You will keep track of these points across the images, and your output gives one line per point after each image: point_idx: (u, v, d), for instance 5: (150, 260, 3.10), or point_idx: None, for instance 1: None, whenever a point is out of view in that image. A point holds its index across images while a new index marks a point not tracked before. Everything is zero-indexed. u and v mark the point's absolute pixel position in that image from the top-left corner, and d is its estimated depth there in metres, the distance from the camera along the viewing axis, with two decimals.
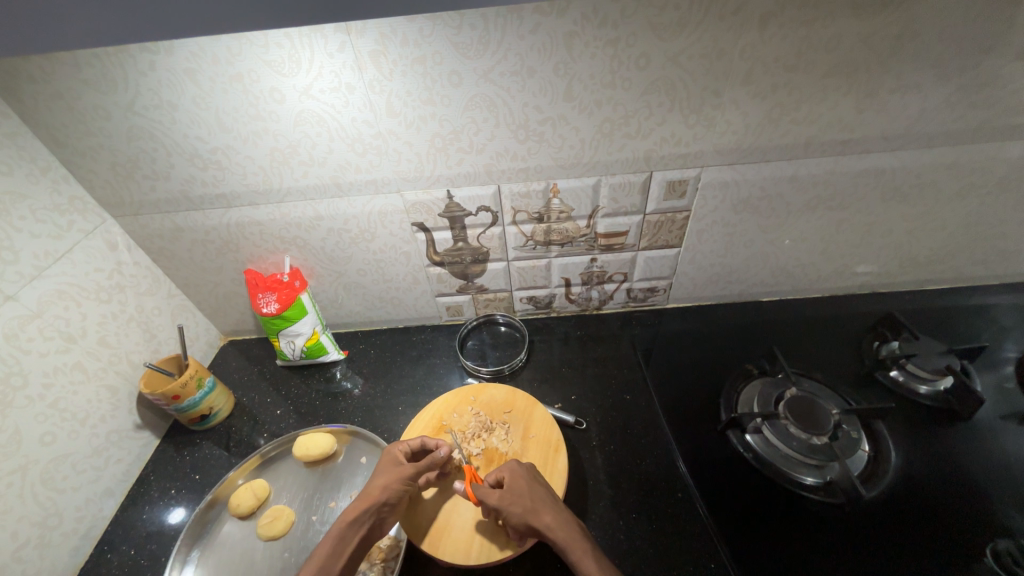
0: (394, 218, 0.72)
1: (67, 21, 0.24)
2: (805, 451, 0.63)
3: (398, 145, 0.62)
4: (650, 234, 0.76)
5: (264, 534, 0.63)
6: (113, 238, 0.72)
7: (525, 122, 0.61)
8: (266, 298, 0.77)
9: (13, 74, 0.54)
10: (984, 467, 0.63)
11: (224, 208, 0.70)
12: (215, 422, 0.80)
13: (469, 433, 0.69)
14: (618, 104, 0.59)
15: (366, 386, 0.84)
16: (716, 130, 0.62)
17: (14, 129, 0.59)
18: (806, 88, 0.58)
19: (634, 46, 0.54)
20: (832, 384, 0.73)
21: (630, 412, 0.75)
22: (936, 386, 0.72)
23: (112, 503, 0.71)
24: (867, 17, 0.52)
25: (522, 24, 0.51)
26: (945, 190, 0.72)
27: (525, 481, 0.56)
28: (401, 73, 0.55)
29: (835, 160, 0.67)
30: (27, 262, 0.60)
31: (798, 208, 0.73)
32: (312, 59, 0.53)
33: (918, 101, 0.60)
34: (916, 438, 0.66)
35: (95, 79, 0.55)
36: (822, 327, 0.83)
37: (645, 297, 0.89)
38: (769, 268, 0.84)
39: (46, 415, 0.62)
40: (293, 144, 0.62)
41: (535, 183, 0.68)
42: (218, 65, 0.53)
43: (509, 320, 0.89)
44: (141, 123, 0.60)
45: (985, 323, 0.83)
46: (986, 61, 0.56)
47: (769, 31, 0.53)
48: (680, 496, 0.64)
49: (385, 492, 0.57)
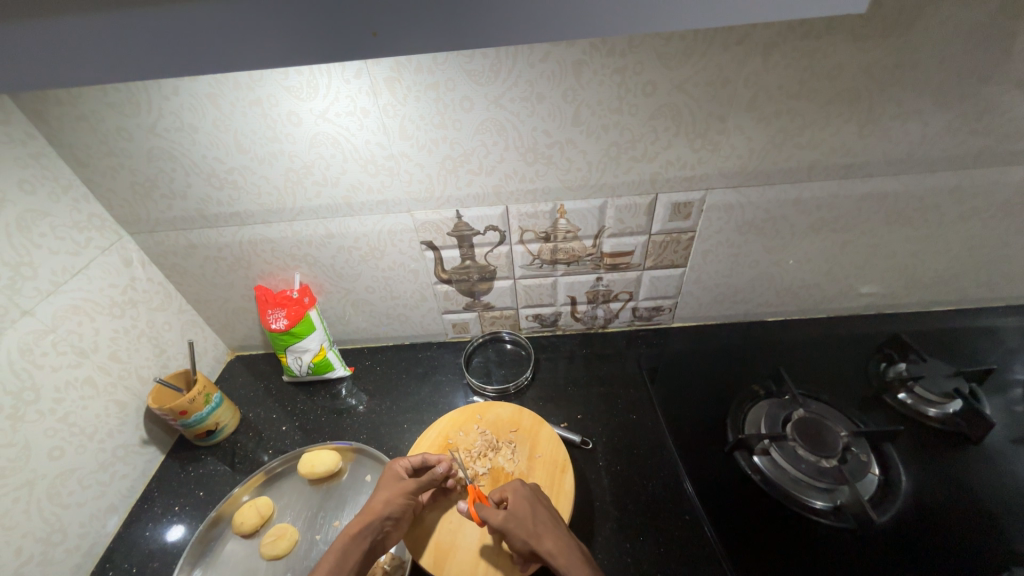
0: (403, 237, 0.73)
1: (102, 48, 0.25)
2: (814, 473, 0.62)
3: (409, 166, 0.64)
4: (656, 254, 0.77)
5: (268, 553, 0.63)
6: (128, 254, 0.73)
7: (534, 145, 0.62)
8: (275, 313, 0.78)
9: (42, 97, 0.57)
10: (997, 491, 0.62)
11: (237, 226, 0.71)
12: (220, 438, 0.80)
13: (475, 452, 0.69)
14: (624, 129, 0.61)
15: (371, 403, 0.84)
16: (721, 154, 0.64)
17: (40, 148, 0.61)
18: (809, 114, 0.60)
19: (641, 74, 0.55)
20: (840, 406, 0.72)
21: (637, 432, 0.75)
22: (945, 409, 0.72)
23: (115, 520, 0.71)
24: (867, 48, 0.54)
25: (532, 52, 0.53)
26: (948, 214, 0.72)
27: (527, 502, 0.56)
28: (414, 98, 0.56)
29: (838, 184, 0.68)
30: (45, 278, 0.61)
31: (802, 229, 0.74)
32: (329, 85, 0.55)
33: (919, 127, 0.62)
34: (925, 462, 0.65)
35: (121, 103, 0.57)
36: (828, 348, 0.83)
37: (651, 316, 0.89)
38: (774, 288, 0.84)
39: (56, 430, 0.62)
40: (307, 164, 0.63)
41: (542, 204, 0.69)
42: (238, 90, 0.55)
43: (515, 338, 0.90)
44: (162, 144, 0.61)
45: (993, 345, 0.82)
46: (985, 89, 0.58)
47: (773, 60, 0.54)
48: (688, 518, 0.63)
49: (388, 506, 0.57)
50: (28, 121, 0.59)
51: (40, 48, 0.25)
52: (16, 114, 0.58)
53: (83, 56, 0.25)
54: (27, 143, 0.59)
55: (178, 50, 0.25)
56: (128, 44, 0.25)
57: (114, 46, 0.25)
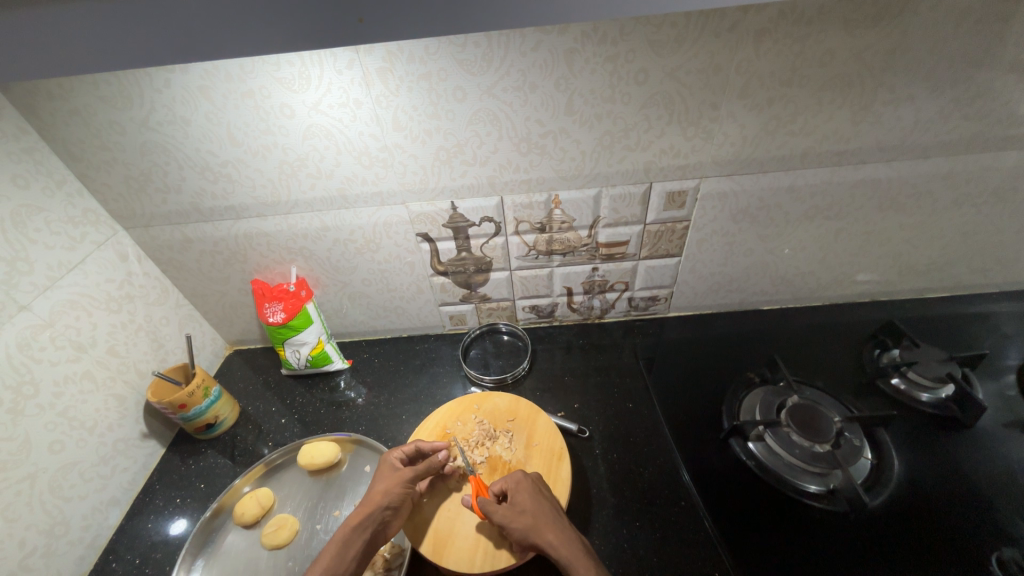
0: (399, 229, 0.73)
1: (86, 34, 0.25)
2: (808, 458, 0.63)
3: (403, 157, 0.64)
4: (651, 243, 0.77)
5: (269, 542, 0.64)
6: (124, 249, 0.73)
7: (528, 135, 0.62)
8: (273, 307, 0.78)
9: (34, 92, 0.57)
10: (987, 473, 0.63)
11: (232, 220, 0.71)
12: (220, 430, 0.80)
13: (473, 441, 0.69)
14: (617, 118, 0.61)
15: (369, 395, 0.85)
16: (714, 142, 0.64)
17: (33, 143, 0.61)
18: (801, 101, 0.60)
19: (633, 62, 0.55)
20: (834, 392, 0.73)
21: (633, 420, 0.75)
22: (938, 394, 0.72)
23: (117, 513, 0.71)
24: (859, 33, 0.54)
25: (524, 41, 0.53)
26: (942, 200, 0.73)
27: (528, 494, 0.57)
28: (407, 88, 0.56)
29: (831, 171, 0.68)
30: (41, 273, 0.61)
31: (796, 217, 0.74)
32: (322, 76, 0.55)
33: (911, 113, 0.62)
34: (918, 447, 0.66)
35: (112, 97, 0.57)
36: (823, 335, 0.84)
37: (647, 306, 0.89)
38: (769, 277, 0.85)
39: (56, 424, 0.63)
40: (301, 157, 0.63)
41: (537, 194, 0.69)
42: (230, 82, 0.55)
43: (512, 329, 0.90)
44: (155, 138, 0.61)
45: (986, 330, 0.83)
46: (977, 74, 0.58)
47: (764, 46, 0.54)
48: (684, 504, 0.64)
49: (386, 496, 0.57)
50: (19, 115, 0.59)
51: (25, 37, 0.25)
52: (6, 109, 0.58)
53: (73, 46, 0.25)
54: (20, 138, 0.59)
55: (165, 38, 0.26)
56: (112, 31, 0.25)
57: (100, 33, 0.25)
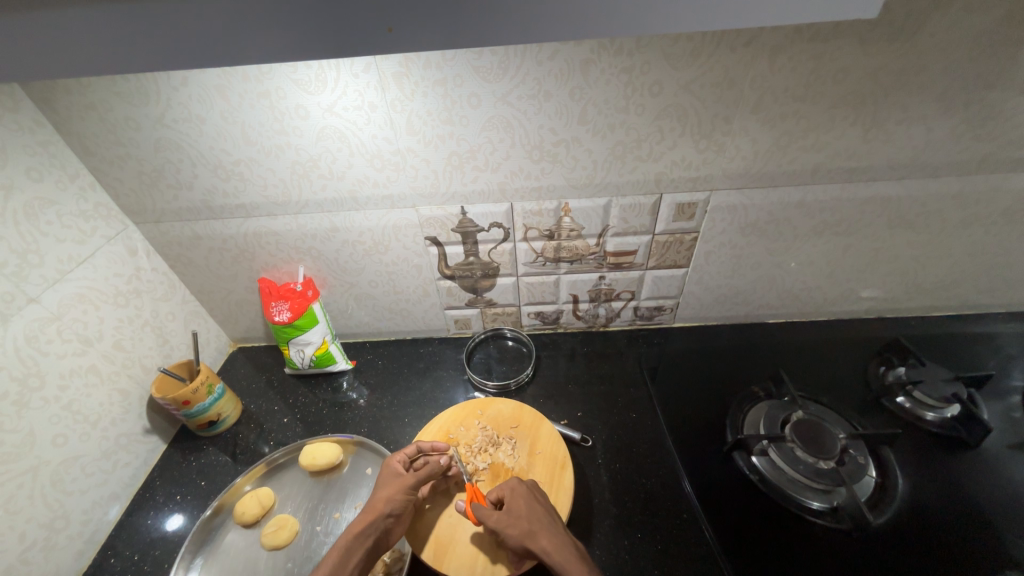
0: (407, 232, 0.73)
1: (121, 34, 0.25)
2: (811, 474, 0.63)
3: (415, 161, 0.64)
4: (659, 253, 0.77)
5: (269, 543, 0.63)
6: (133, 243, 0.73)
7: (540, 143, 0.63)
8: (279, 306, 0.78)
9: (53, 86, 0.57)
10: (992, 495, 0.63)
11: (242, 218, 0.72)
12: (222, 428, 0.80)
13: (475, 447, 0.69)
14: (630, 129, 0.61)
15: (372, 397, 0.85)
16: (726, 155, 0.64)
17: (48, 136, 0.61)
18: (814, 117, 0.60)
19: (647, 74, 0.56)
20: (839, 408, 0.73)
21: (636, 430, 0.75)
22: (943, 413, 0.72)
23: (117, 508, 0.71)
24: (873, 53, 0.54)
25: (541, 50, 0.53)
26: (950, 219, 0.73)
27: (524, 501, 0.56)
28: (422, 93, 0.57)
29: (841, 187, 0.68)
30: (51, 265, 0.61)
31: (804, 232, 0.74)
32: (338, 79, 0.55)
33: (923, 132, 0.62)
34: (922, 466, 0.66)
35: (129, 93, 0.57)
36: (828, 351, 0.84)
37: (652, 315, 0.89)
38: (775, 291, 0.85)
39: (60, 417, 0.62)
40: (313, 158, 0.63)
41: (546, 202, 0.70)
42: (247, 82, 0.55)
43: (517, 335, 0.90)
44: (170, 135, 0.62)
45: (992, 351, 0.83)
46: (990, 95, 0.58)
47: (779, 63, 0.54)
48: (686, 517, 0.64)
49: (390, 503, 0.57)
50: (36, 108, 0.59)
51: (59, 36, 0.25)
52: (24, 102, 0.58)
53: (104, 45, 0.26)
54: (36, 131, 0.60)
55: (199, 40, 0.26)
56: (145, 30, 0.25)
57: (131, 32, 0.25)
